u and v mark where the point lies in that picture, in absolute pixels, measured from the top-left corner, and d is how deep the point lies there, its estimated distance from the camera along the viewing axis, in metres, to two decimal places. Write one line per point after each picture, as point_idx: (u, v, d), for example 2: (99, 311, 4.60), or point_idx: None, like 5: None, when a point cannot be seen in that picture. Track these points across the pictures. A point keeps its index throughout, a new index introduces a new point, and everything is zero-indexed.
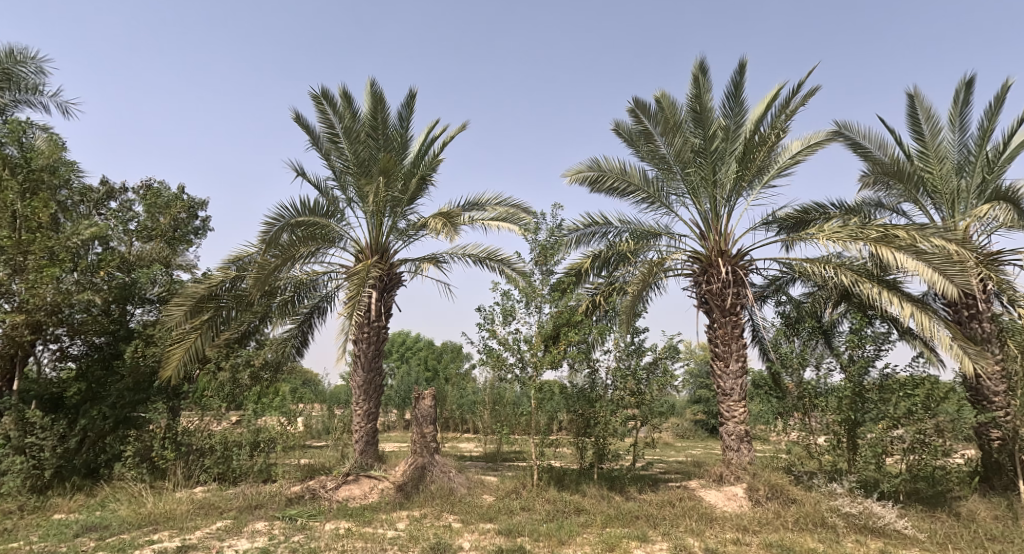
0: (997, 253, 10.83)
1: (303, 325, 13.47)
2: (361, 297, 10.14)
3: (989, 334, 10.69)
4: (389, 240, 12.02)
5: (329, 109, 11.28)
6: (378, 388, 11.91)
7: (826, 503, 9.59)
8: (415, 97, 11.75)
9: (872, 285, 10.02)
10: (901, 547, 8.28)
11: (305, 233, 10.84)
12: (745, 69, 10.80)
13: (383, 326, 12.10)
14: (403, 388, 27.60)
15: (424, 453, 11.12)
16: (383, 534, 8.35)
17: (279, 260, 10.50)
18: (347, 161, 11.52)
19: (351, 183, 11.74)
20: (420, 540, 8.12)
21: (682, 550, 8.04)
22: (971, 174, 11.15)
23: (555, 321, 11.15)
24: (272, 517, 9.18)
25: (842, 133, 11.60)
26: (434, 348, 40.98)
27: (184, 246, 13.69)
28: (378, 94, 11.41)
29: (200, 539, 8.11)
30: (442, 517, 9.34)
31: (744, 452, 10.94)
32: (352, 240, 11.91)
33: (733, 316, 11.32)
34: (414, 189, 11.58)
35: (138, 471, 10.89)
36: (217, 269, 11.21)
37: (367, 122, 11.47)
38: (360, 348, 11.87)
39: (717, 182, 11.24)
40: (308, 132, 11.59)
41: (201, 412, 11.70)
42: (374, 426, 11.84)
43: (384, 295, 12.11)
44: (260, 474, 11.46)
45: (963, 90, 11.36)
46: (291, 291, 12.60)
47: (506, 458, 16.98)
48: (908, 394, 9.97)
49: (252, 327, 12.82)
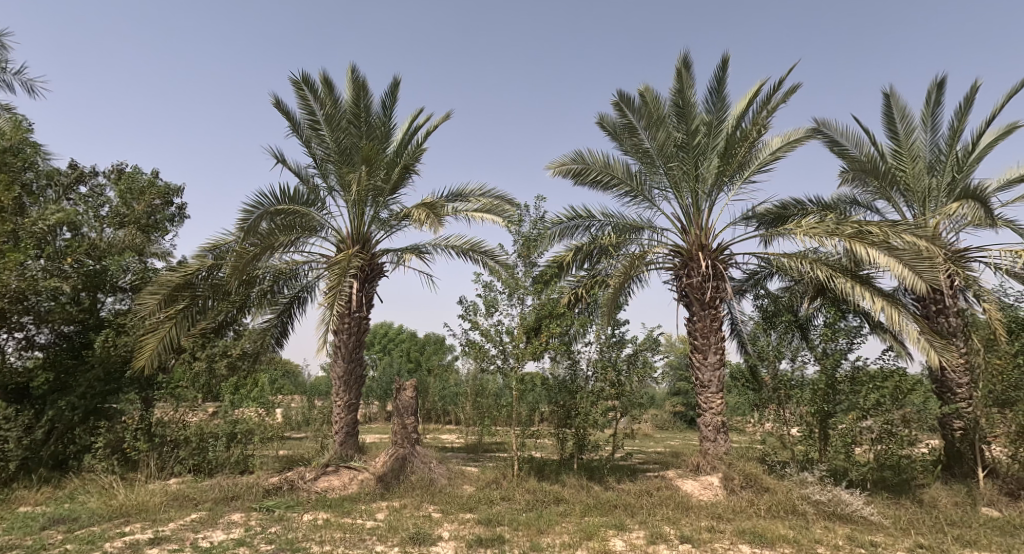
0: (965, 250, 11.15)
1: (283, 315, 13.36)
2: (342, 287, 10.14)
3: (955, 329, 10.96)
4: (370, 231, 12.02)
5: (309, 95, 11.22)
6: (359, 379, 11.93)
7: (798, 491, 9.89)
8: (398, 84, 11.73)
9: (846, 280, 10.31)
10: (866, 532, 8.63)
11: (284, 223, 10.83)
12: (728, 64, 10.96)
13: (364, 317, 12.11)
14: (384, 381, 27.79)
15: (404, 444, 11.23)
16: (362, 525, 8.43)
17: (258, 248, 10.43)
18: (328, 149, 11.48)
19: (332, 170, 11.69)
20: (399, 530, 8.22)
21: (659, 538, 8.25)
22: (941, 173, 11.48)
23: (537, 313, 11.30)
24: (248, 509, 9.20)
25: (820, 130, 11.82)
26: (416, 339, 41.15)
27: (158, 234, 13.58)
28: (360, 81, 11.36)
29: (174, 531, 8.13)
30: (422, 508, 9.47)
31: (720, 442, 11.19)
32: (334, 229, 11.87)
33: (712, 309, 11.56)
34: (396, 178, 11.61)
35: (110, 462, 10.94)
36: (193, 257, 11.11)
37: (349, 110, 11.45)
38: (340, 339, 11.87)
39: (699, 176, 11.44)
40: (289, 117, 11.54)
41: (175, 403, 11.46)
42: (355, 416, 11.89)
43: (365, 285, 12.15)
44: (237, 465, 11.49)
45: (936, 91, 11.62)
46: (269, 281, 12.55)
47: (487, 449, 17.13)
48: (878, 386, 10.33)
49: (229, 317, 12.54)
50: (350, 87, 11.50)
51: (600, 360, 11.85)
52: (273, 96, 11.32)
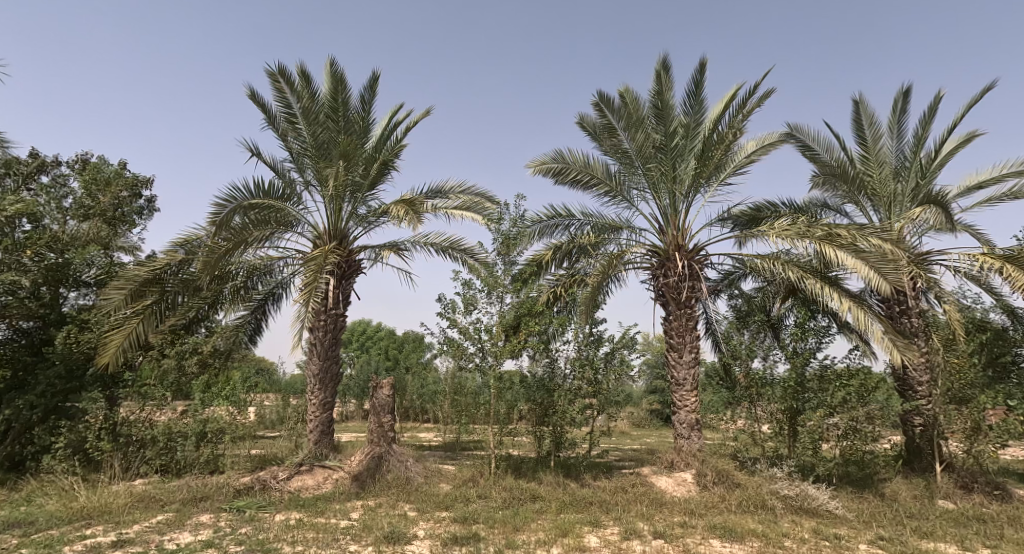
0: (927, 253, 11.57)
1: (256, 311, 13.41)
2: (317, 284, 10.15)
3: (917, 329, 11.36)
4: (348, 226, 12.03)
5: (286, 88, 11.20)
6: (335, 376, 11.97)
7: (767, 486, 10.19)
8: (378, 79, 11.76)
9: (815, 281, 10.62)
10: (831, 525, 8.95)
11: (258, 217, 10.77)
12: (705, 68, 11.21)
13: (341, 314, 12.14)
14: (362, 379, 27.76)
15: (381, 442, 11.28)
16: (336, 524, 8.49)
17: (230, 242, 10.40)
18: (305, 143, 11.47)
19: (309, 165, 11.68)
20: (374, 529, 8.30)
21: (632, 534, 8.45)
22: (906, 179, 11.88)
23: (516, 312, 11.49)
24: (218, 509, 9.19)
25: (793, 135, 12.15)
26: (395, 337, 41.07)
27: (126, 227, 13.48)
28: (339, 75, 11.36)
29: (139, 533, 8.09)
30: (398, 506, 9.54)
31: (694, 439, 11.48)
32: (310, 225, 11.87)
33: (688, 308, 11.82)
34: (375, 174, 11.65)
35: (70, 463, 10.74)
36: (163, 252, 11.07)
37: (327, 104, 11.45)
38: (316, 336, 11.87)
39: (677, 177, 11.67)
40: (266, 110, 11.49)
41: (142, 401, 11.22)
42: (330, 415, 11.92)
43: (342, 282, 12.16)
44: (206, 465, 11.22)
45: (902, 99, 12.03)
46: (243, 277, 12.52)
47: (465, 447, 17.24)
48: (844, 384, 10.68)
49: (201, 313, 12.59)
50: (329, 81, 11.49)
51: (578, 358, 12.03)
52: (248, 87, 11.27)
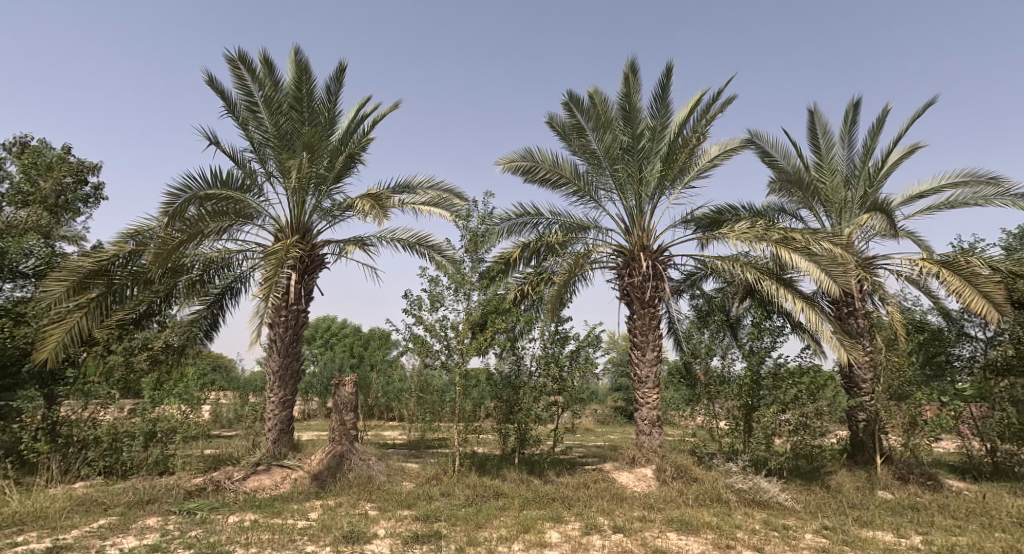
0: (873, 258, 12.18)
1: (213, 306, 13.19)
2: (278, 278, 10.12)
3: (862, 330, 11.94)
4: (311, 220, 12.01)
5: (247, 76, 11.19)
6: (296, 374, 11.94)
7: (723, 480, 10.63)
8: (344, 71, 11.75)
9: (772, 282, 11.07)
10: (781, 516, 9.40)
11: (214, 208, 10.71)
12: (672, 72, 11.56)
13: (303, 310, 12.13)
14: (325, 376, 27.58)
15: (343, 441, 11.37)
16: (293, 525, 8.54)
17: (185, 234, 10.33)
18: (267, 133, 11.40)
19: (270, 155, 11.60)
20: (332, 529, 8.37)
21: (593, 529, 8.73)
22: (856, 187, 12.48)
23: (483, 309, 11.62)
24: (167, 512, 9.08)
25: (753, 142, 12.61)
26: (360, 334, 40.77)
27: (68, 215, 13.29)
28: (304, 64, 11.31)
29: (78, 538, 7.98)
30: (359, 506, 9.62)
31: (655, 436, 11.80)
32: (271, 218, 11.81)
33: (651, 308, 12.15)
34: (340, 167, 11.65)
35: (3, 466, 10.37)
36: (110, 243, 10.88)
37: (291, 94, 11.40)
38: (276, 333, 11.82)
39: (643, 179, 11.99)
40: (224, 97, 11.39)
41: (84, 400, 11.01)
42: (290, 413, 11.86)
43: (304, 277, 12.14)
44: (155, 466, 11.02)
45: (853, 110, 12.61)
46: (198, 270, 12.30)
47: (429, 445, 17.32)
48: (796, 381, 11.18)
49: (153, 308, 12.39)
50: (293, 70, 11.42)
51: (544, 356, 12.31)
52: (206, 73, 11.11)
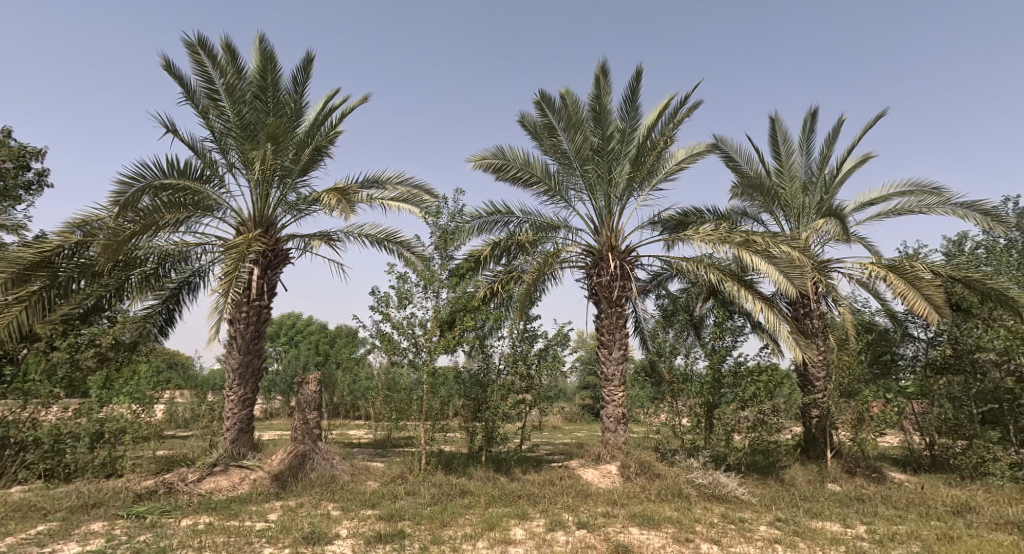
0: (828, 261, 12.69)
1: (169, 301, 13.13)
2: (239, 273, 10.18)
3: (817, 330, 12.43)
4: (275, 213, 11.95)
5: (207, 62, 10.96)
6: (256, 371, 11.84)
7: (684, 475, 10.98)
8: (311, 61, 11.67)
9: (734, 284, 11.45)
10: (738, 509, 9.77)
11: (170, 199, 10.59)
12: (642, 76, 11.84)
13: (265, 306, 11.99)
14: (288, 374, 27.25)
15: (305, 441, 11.38)
16: (251, 527, 8.52)
17: (137, 224, 10.13)
18: (229, 122, 11.27)
19: (232, 146, 11.49)
20: (292, 531, 8.38)
21: (557, 525, 8.94)
22: (813, 193, 12.99)
23: (451, 307, 11.71)
24: (113, 516, 8.94)
25: (718, 147, 13.00)
26: (326, 331, 40.32)
27: (9, 202, 12.72)
28: (269, 53, 11.19)
29: (17, 546, 7.79)
30: (320, 506, 9.64)
31: (620, 432, 12.10)
32: (232, 211, 11.72)
33: (618, 307, 12.45)
34: (307, 159, 11.62)
35: None
36: (56, 232, 10.71)
37: (255, 82, 11.27)
38: (237, 329, 11.68)
39: (612, 181, 12.27)
40: (183, 83, 11.21)
41: (24, 400, 10.53)
42: (250, 411, 11.74)
43: (267, 271, 12.03)
44: (102, 468, 10.92)
45: (811, 119, 13.10)
46: (153, 264, 12.10)
47: (396, 443, 17.32)
48: (755, 379, 11.60)
49: (102, 304, 12.08)
50: (257, 58, 11.29)
51: (511, 354, 12.45)
52: (163, 58, 10.82)
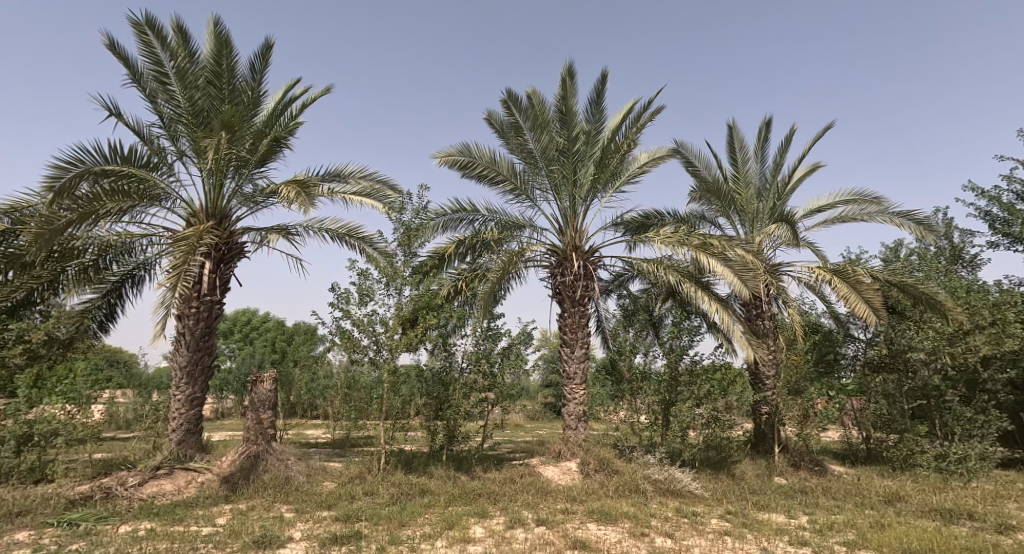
0: (779, 265, 13.23)
1: (109, 295, 12.55)
2: (187, 267, 10.00)
3: (767, 330, 12.93)
4: (230, 205, 11.85)
5: (155, 43, 10.72)
6: (206, 369, 11.64)
7: (641, 471, 11.34)
8: (270, 48, 11.47)
9: (691, 285, 11.86)
10: (691, 503, 10.16)
11: (112, 186, 10.27)
12: (607, 79, 12.12)
13: (217, 302, 11.77)
14: (242, 372, 26.73)
15: (259, 441, 11.28)
16: (196, 533, 8.38)
17: (76, 214, 9.87)
18: (180, 108, 11.08)
19: (182, 132, 11.32)
20: (241, 535, 8.28)
21: (516, 523, 9.13)
22: (766, 199, 13.52)
23: (414, 305, 11.81)
24: (42, 525, 8.59)
25: (679, 152, 13.40)
26: (284, 328, 39.66)
27: None
28: (224, 38, 10.94)
29: None
30: (273, 509, 9.60)
31: (580, 430, 12.39)
32: (183, 201, 11.50)
33: (581, 307, 12.72)
34: (264, 150, 11.55)
35: None
36: None
37: (209, 67, 11.06)
38: (187, 326, 11.45)
39: (577, 182, 12.54)
40: (129, 64, 10.88)
41: None
42: (198, 411, 11.53)
43: (220, 266, 11.85)
44: (30, 473, 10.41)
45: (766, 128, 13.63)
46: (91, 256, 11.50)
47: (355, 443, 17.26)
48: (710, 378, 12.05)
49: (34, 296, 11.40)
50: (212, 42, 11.03)
51: (474, 352, 12.60)
52: (107, 36, 10.41)
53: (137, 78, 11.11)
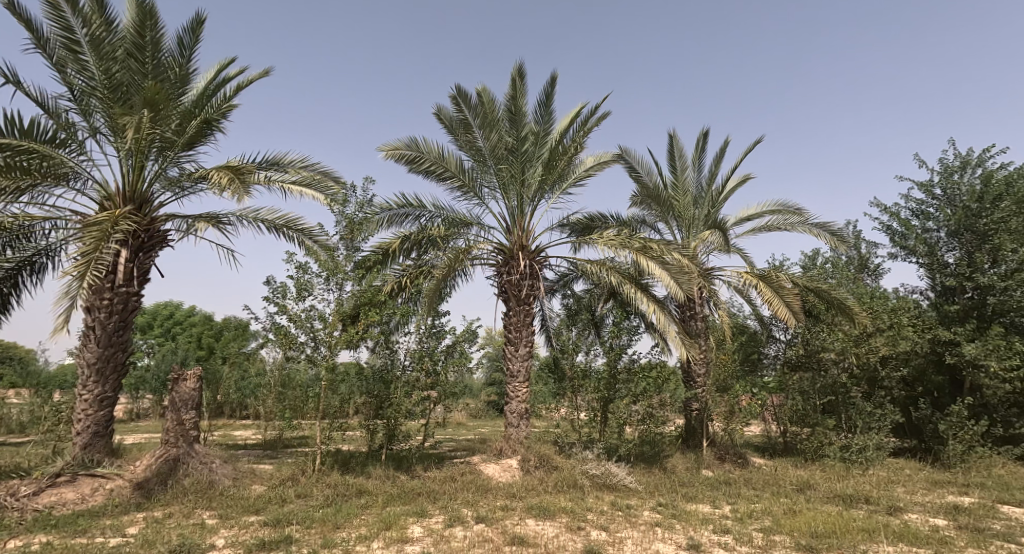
0: (711, 269, 13.92)
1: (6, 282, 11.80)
2: (98, 256, 9.63)
3: (700, 330, 13.61)
4: (151, 190, 11.51)
5: (67, 7, 10.00)
6: (120, 367, 11.26)
7: (579, 467, 11.71)
8: (200, 23, 11.09)
9: (632, 287, 12.33)
10: (625, 497, 10.61)
11: (9, 161, 9.71)
12: (556, 82, 12.44)
13: (132, 293, 11.40)
14: (161, 370, 25.57)
15: (179, 444, 11.07)
16: (104, 542, 8.07)
17: None
18: (93, 79, 10.54)
19: (94, 106, 10.80)
20: (158, 544, 8.01)
21: (455, 521, 9.31)
22: (702, 206, 14.20)
23: (355, 301, 11.79)
24: None
25: (623, 157, 13.89)
26: (213, 324, 38.25)
27: None
28: (149, 9, 10.45)
29: None
30: (194, 515, 9.39)
31: (522, 427, 12.67)
32: (95, 183, 11.00)
33: (526, 306, 13.01)
34: (193, 132, 11.19)
35: None
36: None
37: (129, 38, 10.61)
38: (98, 318, 11.02)
39: (525, 182, 12.82)
40: (31, 27, 10.17)
41: None
42: (109, 412, 11.12)
43: (138, 255, 11.48)
44: None
45: (704, 139, 14.30)
46: None
47: (288, 443, 16.99)
48: (648, 375, 12.55)
49: None
50: (134, 11, 10.52)
51: (418, 350, 12.67)
52: None
53: (42, 43, 10.36)
